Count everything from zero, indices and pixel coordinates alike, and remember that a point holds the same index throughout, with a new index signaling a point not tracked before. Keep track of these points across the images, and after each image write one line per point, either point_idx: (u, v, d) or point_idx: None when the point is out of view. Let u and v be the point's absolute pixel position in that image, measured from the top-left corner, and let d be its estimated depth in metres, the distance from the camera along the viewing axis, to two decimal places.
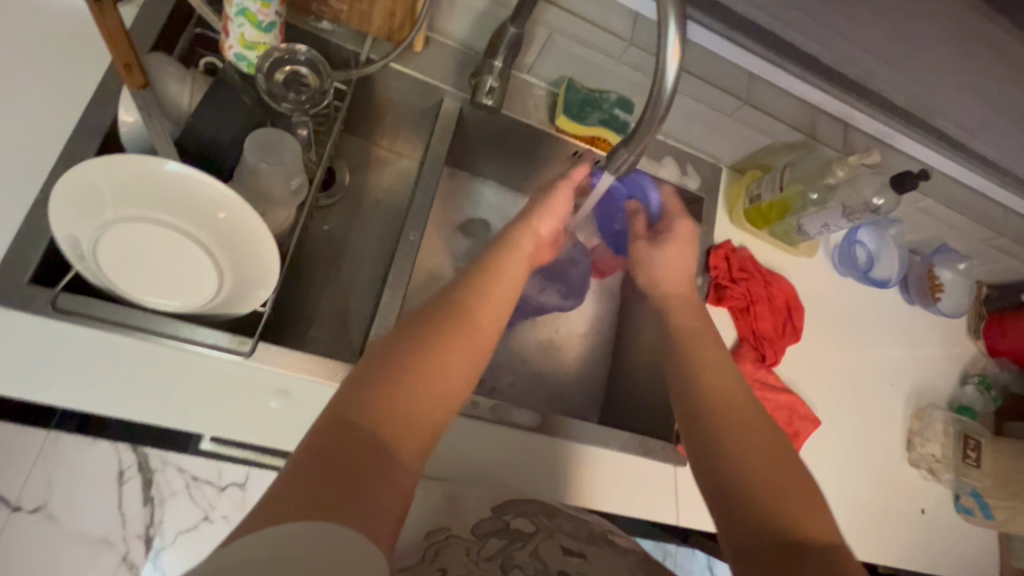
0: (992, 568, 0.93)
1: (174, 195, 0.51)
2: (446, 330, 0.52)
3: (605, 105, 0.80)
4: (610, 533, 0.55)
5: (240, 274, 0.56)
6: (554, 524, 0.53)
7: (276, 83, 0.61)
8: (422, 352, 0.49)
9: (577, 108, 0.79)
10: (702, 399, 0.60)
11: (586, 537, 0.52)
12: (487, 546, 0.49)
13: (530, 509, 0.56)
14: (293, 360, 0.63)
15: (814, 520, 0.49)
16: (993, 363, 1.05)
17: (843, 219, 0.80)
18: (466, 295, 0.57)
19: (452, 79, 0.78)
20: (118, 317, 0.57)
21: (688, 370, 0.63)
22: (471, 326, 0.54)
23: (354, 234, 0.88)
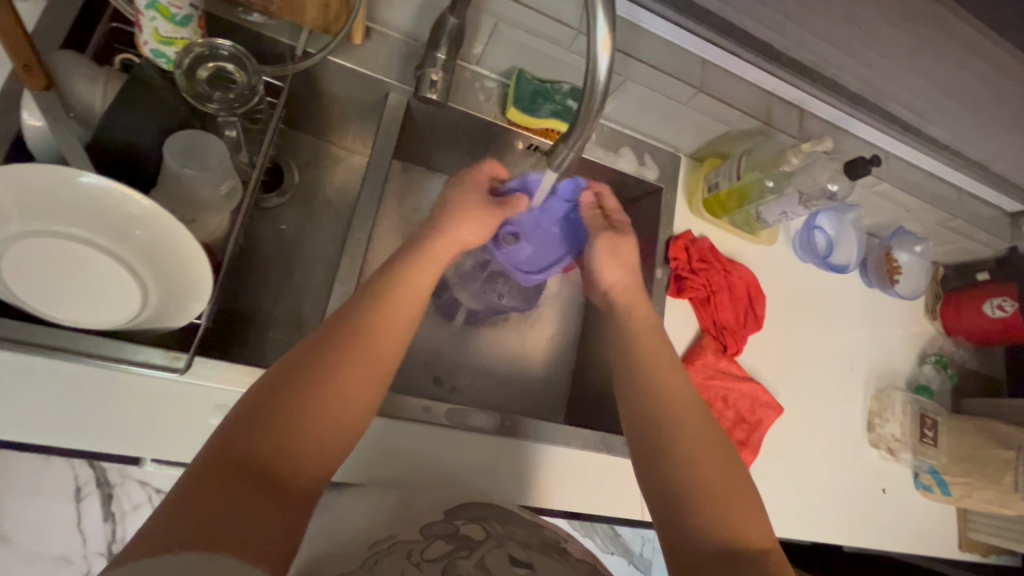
0: (950, 542, 0.96)
1: (86, 208, 0.48)
2: (351, 349, 0.50)
3: (558, 96, 0.78)
4: (563, 541, 0.54)
5: (168, 289, 0.53)
6: (506, 531, 0.52)
7: (201, 82, 0.57)
8: (320, 376, 0.47)
9: (529, 99, 0.76)
10: (660, 406, 0.59)
11: (538, 545, 0.50)
12: (431, 548, 0.47)
13: (483, 514, 0.55)
14: (235, 373, 0.60)
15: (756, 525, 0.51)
16: (950, 341, 1.07)
17: (799, 205, 0.80)
18: (373, 306, 0.54)
19: (397, 72, 0.75)
20: (35, 337, 0.53)
21: (645, 366, 0.63)
22: (376, 342, 0.52)
23: (305, 235, 0.85)
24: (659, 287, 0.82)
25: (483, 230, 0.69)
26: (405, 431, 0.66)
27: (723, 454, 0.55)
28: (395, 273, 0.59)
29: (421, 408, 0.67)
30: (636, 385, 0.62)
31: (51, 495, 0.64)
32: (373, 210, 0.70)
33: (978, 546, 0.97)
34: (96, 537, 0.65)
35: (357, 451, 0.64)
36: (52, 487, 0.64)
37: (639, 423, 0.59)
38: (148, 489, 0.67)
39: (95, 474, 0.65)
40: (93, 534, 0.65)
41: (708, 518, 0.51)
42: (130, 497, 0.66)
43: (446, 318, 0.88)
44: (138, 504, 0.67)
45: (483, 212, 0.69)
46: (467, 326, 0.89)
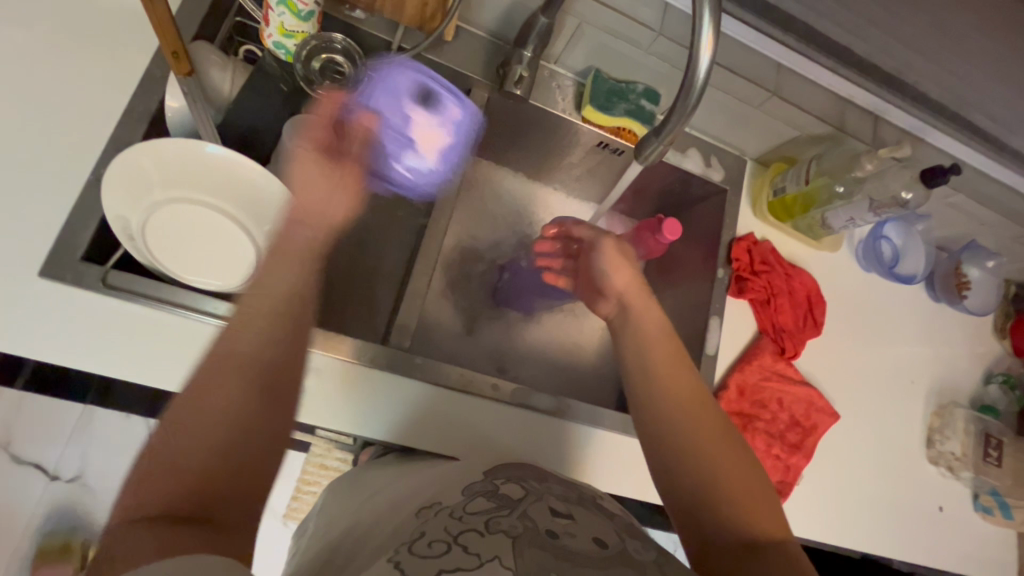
0: (1010, 568, 0.93)
1: (215, 174, 0.56)
2: (233, 353, 0.43)
3: (632, 96, 0.81)
4: (599, 498, 0.56)
5: (276, 254, 0.59)
6: (544, 487, 0.55)
7: (313, 70, 0.63)
8: (214, 394, 0.41)
9: (605, 97, 0.79)
10: (667, 417, 0.58)
11: (575, 499, 0.54)
12: (474, 505, 0.50)
13: (522, 473, 0.57)
14: (328, 340, 0.65)
15: (768, 515, 0.53)
16: (1019, 363, 1.03)
17: (870, 212, 0.80)
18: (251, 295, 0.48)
19: (480, 68, 0.79)
20: (163, 293, 0.58)
21: (654, 373, 0.60)
22: (259, 334, 0.45)
23: (382, 219, 0.91)
24: (719, 286, 0.84)
25: (327, 202, 0.54)
26: (471, 406, 0.71)
27: (736, 452, 0.56)
28: (275, 249, 0.51)
29: (487, 385, 0.71)
30: (641, 390, 0.60)
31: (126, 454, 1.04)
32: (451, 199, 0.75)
33: None
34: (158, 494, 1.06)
35: (426, 422, 0.68)
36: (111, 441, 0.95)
37: (651, 435, 0.58)
38: None
39: None
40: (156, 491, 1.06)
41: (726, 518, 0.52)
42: None
43: (506, 306, 0.92)
44: None
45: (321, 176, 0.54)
46: (525, 316, 0.93)
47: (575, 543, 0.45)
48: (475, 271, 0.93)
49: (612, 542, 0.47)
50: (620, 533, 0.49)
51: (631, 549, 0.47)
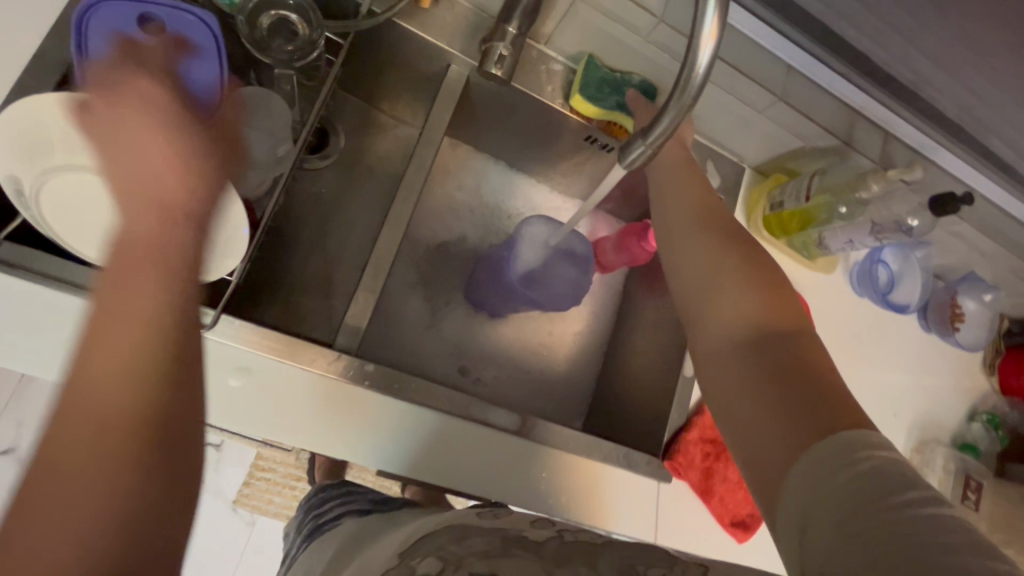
0: None
1: None
2: (82, 395, 0.29)
3: (627, 88, 0.74)
4: (526, 530, 0.46)
5: (203, 240, 0.51)
6: (464, 549, 0.42)
7: (261, 30, 0.54)
8: (68, 462, 0.27)
9: (597, 87, 0.72)
10: (684, 239, 0.62)
11: (499, 550, 0.42)
12: None
13: (437, 539, 0.44)
14: (265, 338, 0.58)
15: (789, 313, 0.51)
16: (1004, 401, 1.00)
17: (870, 236, 0.75)
18: (122, 304, 0.32)
19: (461, 43, 0.71)
20: (65, 273, 0.49)
21: (674, 189, 0.67)
22: (141, 313, 0.33)
23: (349, 201, 0.83)
24: None
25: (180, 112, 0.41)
26: (421, 421, 0.64)
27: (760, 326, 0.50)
28: (155, 215, 0.37)
29: (443, 395, 0.64)
30: (660, 217, 0.67)
31: None
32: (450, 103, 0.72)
33: None
34: None
35: (371, 434, 0.62)
36: None
37: (671, 248, 0.63)
38: None
39: None
40: None
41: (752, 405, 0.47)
42: None
43: (477, 306, 0.85)
44: None
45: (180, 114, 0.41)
46: (493, 318, 0.86)
47: None
48: (447, 265, 0.85)
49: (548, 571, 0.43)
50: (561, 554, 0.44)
51: None
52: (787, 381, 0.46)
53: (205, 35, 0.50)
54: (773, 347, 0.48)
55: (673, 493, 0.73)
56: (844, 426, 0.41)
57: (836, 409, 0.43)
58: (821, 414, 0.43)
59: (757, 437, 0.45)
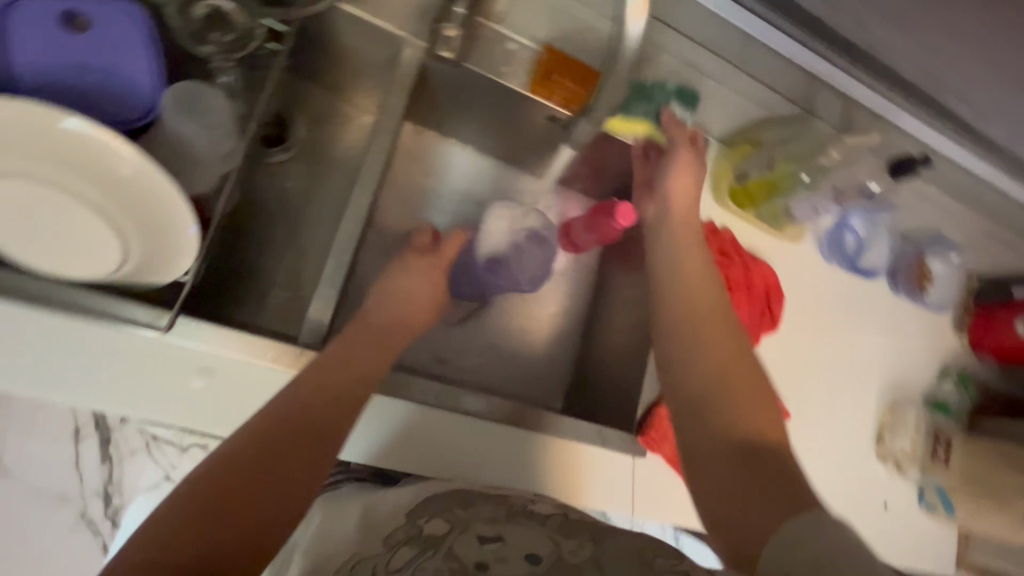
0: (947, 561, 0.94)
1: (67, 151, 0.44)
2: (278, 432, 0.47)
3: (654, 99, 0.73)
4: (529, 505, 0.54)
5: (150, 242, 0.50)
6: (469, 513, 0.51)
7: (195, 19, 0.53)
8: (248, 467, 0.44)
9: (623, 100, 0.71)
10: (687, 330, 0.61)
11: (503, 518, 0.50)
12: (395, 559, 0.46)
13: (444, 503, 0.53)
14: (224, 336, 0.57)
15: (769, 421, 0.53)
16: (975, 358, 1.01)
17: (833, 202, 0.77)
18: (321, 391, 0.51)
19: (411, 25, 0.69)
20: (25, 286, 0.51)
21: (680, 294, 0.64)
22: (335, 398, 0.52)
23: (315, 197, 0.83)
24: None
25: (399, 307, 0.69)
26: (392, 411, 0.64)
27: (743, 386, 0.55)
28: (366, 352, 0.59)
29: (414, 387, 0.65)
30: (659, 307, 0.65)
31: None
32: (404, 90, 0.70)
33: (973, 567, 0.95)
34: None
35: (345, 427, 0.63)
36: None
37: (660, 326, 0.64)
38: None
39: None
40: None
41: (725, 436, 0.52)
42: None
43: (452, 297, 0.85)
44: None
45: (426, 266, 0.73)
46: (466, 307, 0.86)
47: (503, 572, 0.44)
48: None
49: (545, 555, 0.46)
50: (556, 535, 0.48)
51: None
52: (754, 503, 0.47)
53: (128, 25, 0.48)
54: (758, 455, 0.50)
55: (648, 467, 0.75)
56: (793, 512, 0.45)
57: (789, 487, 0.47)
58: (778, 498, 0.46)
59: (719, 462, 0.51)
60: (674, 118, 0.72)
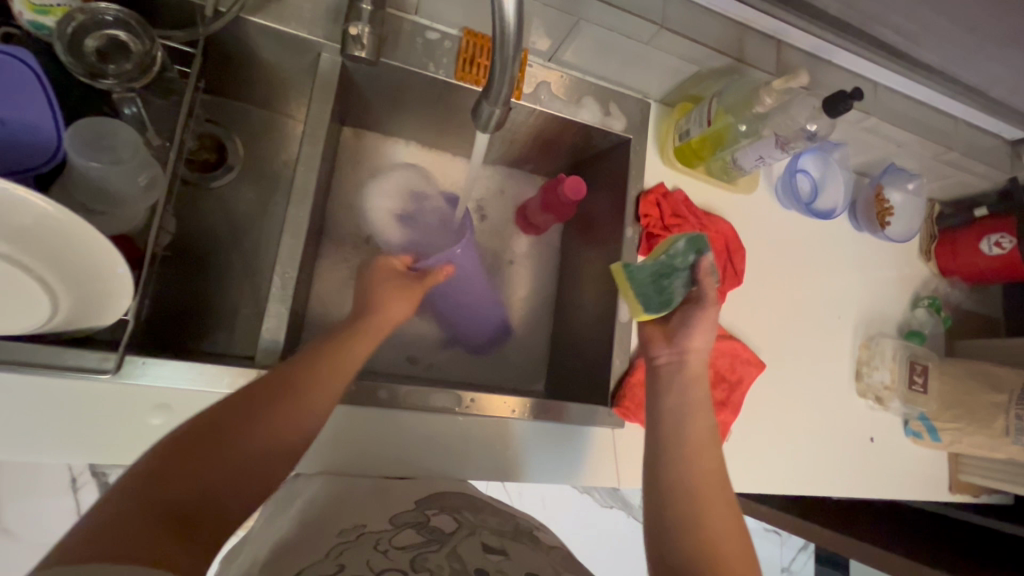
0: (939, 484, 0.95)
1: None
2: (242, 422, 0.46)
3: (682, 265, 0.67)
4: (535, 529, 0.55)
5: (80, 288, 0.48)
6: (478, 520, 0.53)
7: (89, 53, 0.51)
8: (204, 447, 0.43)
9: (658, 296, 0.68)
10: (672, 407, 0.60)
11: (511, 533, 0.52)
12: (400, 538, 0.48)
13: (457, 506, 0.57)
14: (176, 369, 0.56)
15: (733, 542, 0.50)
16: (945, 282, 1.02)
17: (778, 149, 0.73)
18: (295, 387, 0.51)
19: (324, 28, 0.67)
20: None
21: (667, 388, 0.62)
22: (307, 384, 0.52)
23: (261, 215, 0.82)
24: (629, 246, 0.78)
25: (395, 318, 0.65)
26: (364, 419, 0.66)
27: (712, 442, 0.57)
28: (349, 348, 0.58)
29: (382, 393, 0.66)
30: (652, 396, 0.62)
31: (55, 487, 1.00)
32: (327, 95, 0.68)
33: (967, 487, 0.96)
34: None
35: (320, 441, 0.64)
36: (53, 480, 1.00)
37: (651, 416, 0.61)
38: None
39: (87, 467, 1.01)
40: None
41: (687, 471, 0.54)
42: None
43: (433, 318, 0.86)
44: None
45: (406, 296, 0.67)
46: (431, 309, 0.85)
47: None
48: (372, 260, 0.83)
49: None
50: (556, 567, 0.47)
51: None
52: None
53: (28, 78, 0.46)
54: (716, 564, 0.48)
55: (629, 437, 0.75)
56: None
57: None
58: None
59: (678, 544, 0.50)
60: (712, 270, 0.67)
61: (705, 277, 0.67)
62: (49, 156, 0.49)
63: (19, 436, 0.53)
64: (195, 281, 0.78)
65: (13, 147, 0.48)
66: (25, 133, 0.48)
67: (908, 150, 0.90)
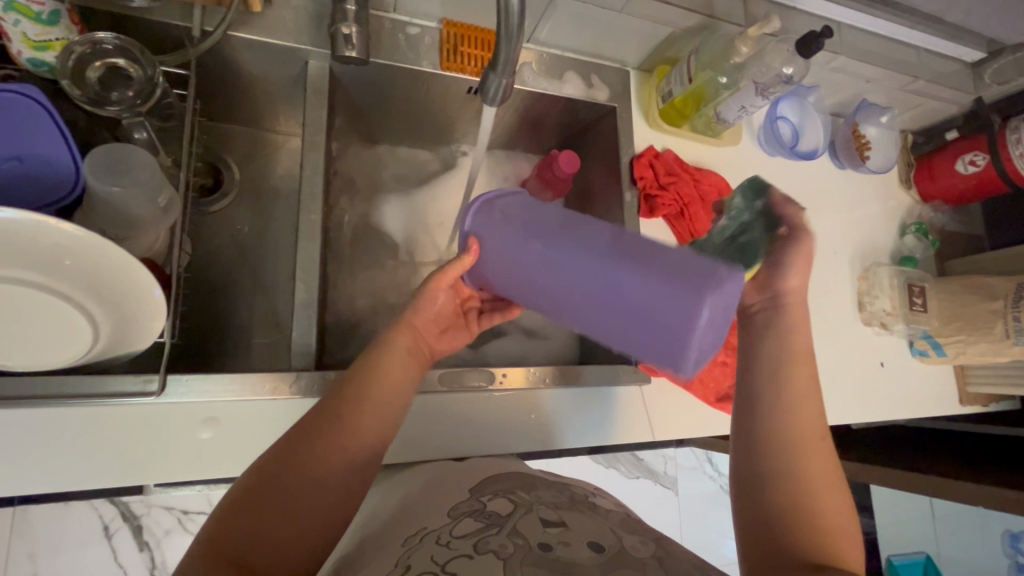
0: (950, 399, 0.99)
1: (15, 241, 0.42)
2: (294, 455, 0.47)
3: (748, 216, 0.66)
4: (592, 496, 0.55)
5: (118, 312, 0.49)
6: (532, 497, 0.52)
7: (93, 84, 0.52)
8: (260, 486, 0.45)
9: (733, 256, 0.66)
10: (771, 354, 0.59)
11: (567, 504, 0.51)
12: (460, 527, 0.47)
13: (509, 486, 0.55)
14: (215, 383, 0.57)
15: (833, 494, 0.51)
16: (928, 208, 1.06)
17: (759, 96, 0.76)
18: (339, 409, 0.50)
19: (309, 36, 0.69)
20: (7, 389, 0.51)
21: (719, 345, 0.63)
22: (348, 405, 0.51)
23: (266, 230, 0.83)
24: (629, 210, 0.81)
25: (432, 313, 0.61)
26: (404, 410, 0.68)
27: (815, 396, 0.56)
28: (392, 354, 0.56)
29: None
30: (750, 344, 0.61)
31: (92, 534, 1.00)
32: (320, 101, 0.70)
33: (977, 399, 1.00)
34: (136, 563, 1.02)
35: None
36: (89, 528, 1.00)
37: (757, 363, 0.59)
38: (173, 513, 1.05)
39: (120, 510, 1.02)
40: (133, 562, 1.02)
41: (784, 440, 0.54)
42: (161, 522, 1.04)
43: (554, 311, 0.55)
44: (168, 527, 1.05)
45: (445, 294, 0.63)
46: None
47: (570, 553, 0.42)
48: (380, 260, 0.84)
49: (609, 543, 0.44)
50: (618, 530, 0.47)
51: (629, 547, 0.44)
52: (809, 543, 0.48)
53: (43, 118, 0.48)
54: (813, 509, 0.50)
55: (657, 393, 0.78)
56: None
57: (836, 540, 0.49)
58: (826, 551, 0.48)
59: (784, 490, 0.51)
60: (783, 199, 0.63)
61: (782, 207, 0.63)
62: (71, 189, 0.51)
63: (74, 468, 0.54)
64: (211, 303, 0.78)
65: (40, 183, 0.50)
66: (45, 170, 0.49)
67: (877, 85, 0.94)
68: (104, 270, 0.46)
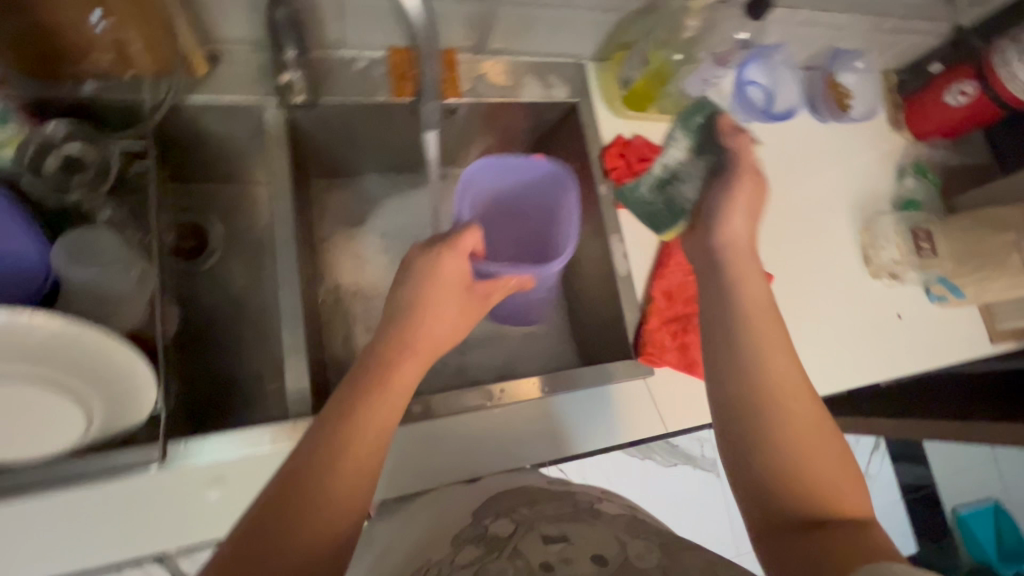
0: (980, 339, 0.95)
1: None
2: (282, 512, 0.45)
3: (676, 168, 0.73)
4: (596, 502, 0.55)
5: (108, 392, 0.50)
6: (536, 513, 0.51)
7: (52, 172, 0.57)
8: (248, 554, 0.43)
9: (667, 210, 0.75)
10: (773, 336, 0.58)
11: (571, 514, 0.50)
12: (462, 557, 0.46)
13: (515, 504, 0.54)
14: (217, 443, 0.58)
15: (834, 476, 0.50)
16: (924, 145, 1.02)
17: (717, 66, 0.78)
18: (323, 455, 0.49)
19: (261, 88, 0.70)
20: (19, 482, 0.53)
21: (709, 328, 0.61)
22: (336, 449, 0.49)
23: (255, 283, 0.84)
24: (606, 203, 0.79)
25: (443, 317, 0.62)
26: (410, 440, 0.68)
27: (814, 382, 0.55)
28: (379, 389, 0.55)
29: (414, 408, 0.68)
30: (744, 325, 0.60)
31: None
32: (281, 148, 0.70)
33: (1011, 335, 0.95)
34: None
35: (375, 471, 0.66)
36: None
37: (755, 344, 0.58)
38: None
39: None
40: None
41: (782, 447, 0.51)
42: None
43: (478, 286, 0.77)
44: None
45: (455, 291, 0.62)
46: None
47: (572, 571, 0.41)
48: (370, 294, 0.84)
49: (613, 554, 0.43)
50: (623, 536, 0.46)
51: (633, 554, 0.43)
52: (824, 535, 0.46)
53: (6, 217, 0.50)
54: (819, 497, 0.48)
55: (663, 383, 0.76)
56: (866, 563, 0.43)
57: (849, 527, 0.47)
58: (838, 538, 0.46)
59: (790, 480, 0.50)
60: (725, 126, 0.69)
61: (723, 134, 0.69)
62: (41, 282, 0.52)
63: (96, 545, 0.56)
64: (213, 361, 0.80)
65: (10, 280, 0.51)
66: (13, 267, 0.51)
67: (845, 31, 0.91)
68: (88, 353, 0.48)
